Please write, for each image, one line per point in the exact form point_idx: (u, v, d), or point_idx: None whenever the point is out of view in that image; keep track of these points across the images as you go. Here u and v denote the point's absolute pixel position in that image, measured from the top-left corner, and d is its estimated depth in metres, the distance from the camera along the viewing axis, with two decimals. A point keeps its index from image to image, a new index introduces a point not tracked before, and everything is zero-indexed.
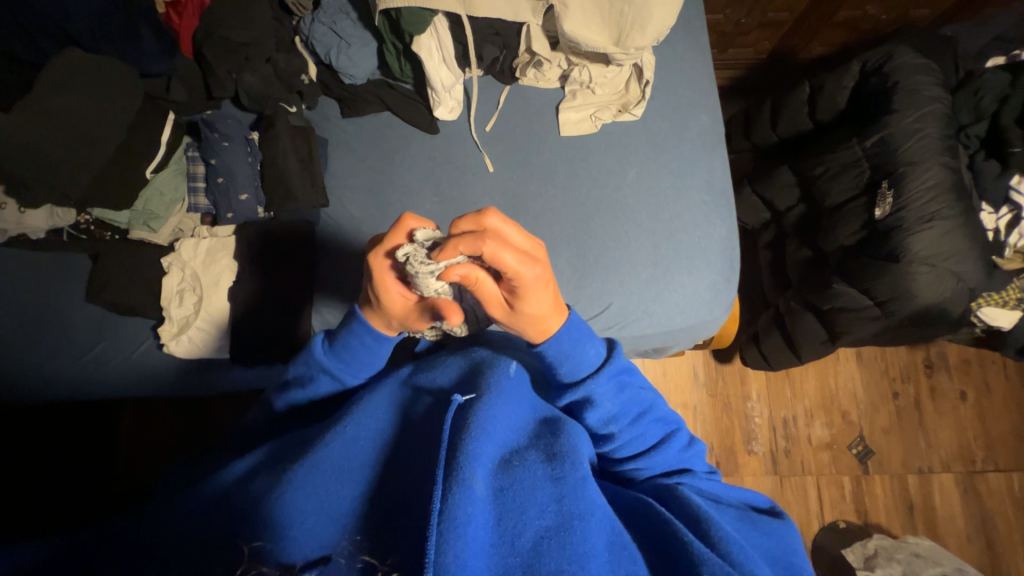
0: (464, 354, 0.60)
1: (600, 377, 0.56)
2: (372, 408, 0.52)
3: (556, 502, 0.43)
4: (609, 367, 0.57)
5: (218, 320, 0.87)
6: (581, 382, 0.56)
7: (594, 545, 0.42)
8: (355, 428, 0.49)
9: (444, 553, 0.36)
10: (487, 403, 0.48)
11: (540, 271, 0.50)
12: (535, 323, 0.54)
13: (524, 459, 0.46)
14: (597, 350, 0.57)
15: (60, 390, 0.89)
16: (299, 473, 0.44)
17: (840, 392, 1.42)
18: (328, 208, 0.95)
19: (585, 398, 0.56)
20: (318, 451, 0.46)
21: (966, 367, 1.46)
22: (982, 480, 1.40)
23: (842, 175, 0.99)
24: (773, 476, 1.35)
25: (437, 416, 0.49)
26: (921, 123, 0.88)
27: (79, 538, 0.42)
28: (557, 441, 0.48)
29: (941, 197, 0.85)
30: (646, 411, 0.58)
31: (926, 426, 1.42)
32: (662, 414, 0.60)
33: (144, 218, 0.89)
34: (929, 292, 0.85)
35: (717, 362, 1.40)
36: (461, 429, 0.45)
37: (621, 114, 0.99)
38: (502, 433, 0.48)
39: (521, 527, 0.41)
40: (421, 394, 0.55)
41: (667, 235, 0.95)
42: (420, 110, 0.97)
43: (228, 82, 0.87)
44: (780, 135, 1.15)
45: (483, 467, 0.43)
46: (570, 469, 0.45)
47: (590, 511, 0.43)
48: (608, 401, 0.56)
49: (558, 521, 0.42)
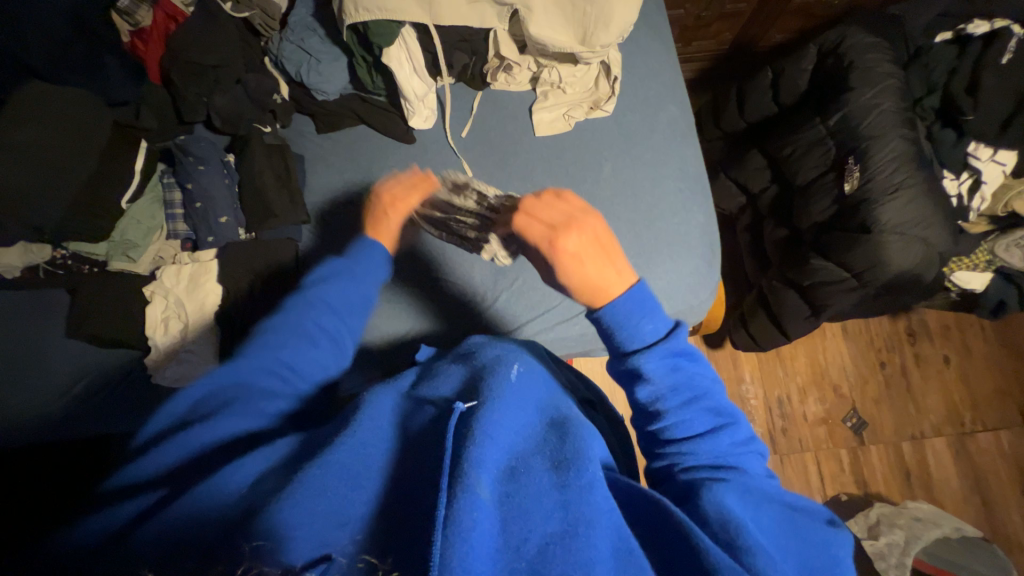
0: (465, 362, 0.62)
1: (650, 355, 0.52)
2: (370, 415, 0.51)
3: (562, 509, 0.43)
4: (662, 347, 0.53)
5: (204, 347, 0.86)
6: (630, 356, 0.53)
7: (600, 551, 0.41)
8: (362, 433, 0.48)
9: (451, 556, 0.36)
10: (488, 410, 0.48)
11: (576, 241, 0.53)
12: (579, 293, 0.54)
13: (528, 467, 0.46)
14: (654, 328, 0.53)
15: (39, 433, 0.85)
16: (306, 474, 0.43)
17: (830, 367, 1.45)
18: (310, 226, 0.95)
19: (634, 371, 0.53)
20: (329, 452, 0.45)
21: (947, 332, 1.50)
22: (972, 441, 1.44)
23: (810, 154, 1.02)
24: (773, 456, 1.38)
25: (435, 426, 0.49)
26: (879, 99, 0.92)
27: (72, 562, 0.41)
28: (562, 445, 0.48)
29: (903, 168, 0.88)
30: (699, 397, 0.53)
31: (914, 392, 1.46)
32: (718, 404, 0.53)
33: (123, 248, 0.87)
34: (901, 259, 0.88)
35: (708, 348, 1.42)
36: (464, 437, 0.45)
37: (593, 111, 1.01)
38: (507, 439, 0.47)
39: (527, 533, 0.41)
40: (425, 403, 0.54)
41: (647, 225, 0.97)
42: (394, 120, 0.98)
43: (199, 105, 0.88)
44: (748, 121, 1.18)
45: (490, 476, 0.43)
46: (574, 475, 0.45)
47: (595, 516, 0.43)
48: (658, 379, 0.52)
49: (562, 527, 0.41)
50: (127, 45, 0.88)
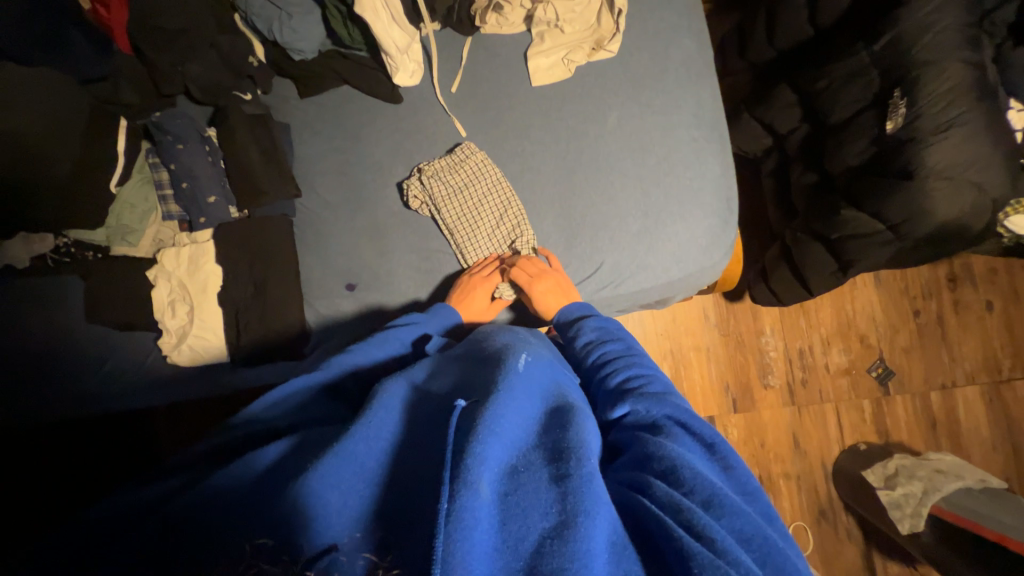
0: (472, 356, 0.57)
1: (594, 322, 0.73)
2: (376, 399, 0.48)
3: (560, 502, 0.38)
4: (606, 323, 0.73)
5: (212, 327, 0.87)
6: (581, 322, 0.74)
7: (597, 544, 0.35)
8: (369, 424, 0.44)
9: (452, 552, 0.32)
10: (495, 401, 0.44)
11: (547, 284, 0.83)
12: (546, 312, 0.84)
13: (530, 463, 0.41)
14: (600, 316, 0.75)
15: (63, 410, 0.88)
16: (323, 464, 0.39)
17: (858, 316, 1.38)
18: (302, 197, 0.92)
19: (586, 337, 0.71)
20: (343, 441, 0.42)
21: (993, 276, 1.39)
22: (1008, 389, 1.37)
23: (848, 87, 0.89)
24: (791, 407, 1.35)
25: (433, 420, 0.45)
26: (937, 15, 0.77)
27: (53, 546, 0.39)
28: (564, 436, 0.44)
29: (959, 100, 0.76)
30: (646, 368, 0.62)
31: (949, 340, 1.38)
32: (664, 382, 0.60)
33: (121, 233, 0.87)
34: (947, 208, 0.79)
35: (728, 301, 1.36)
36: (466, 432, 0.41)
37: (596, 52, 0.90)
38: (512, 434, 0.43)
39: (524, 531, 0.36)
40: (431, 393, 0.50)
41: (657, 182, 0.90)
42: (377, 77, 0.90)
43: (174, 74, 0.82)
44: (778, 49, 1.03)
45: (492, 474, 0.39)
46: (575, 465, 0.40)
47: (596, 508, 0.37)
48: (606, 343, 0.68)
49: (559, 519, 0.36)
50: (89, 13, 0.80)
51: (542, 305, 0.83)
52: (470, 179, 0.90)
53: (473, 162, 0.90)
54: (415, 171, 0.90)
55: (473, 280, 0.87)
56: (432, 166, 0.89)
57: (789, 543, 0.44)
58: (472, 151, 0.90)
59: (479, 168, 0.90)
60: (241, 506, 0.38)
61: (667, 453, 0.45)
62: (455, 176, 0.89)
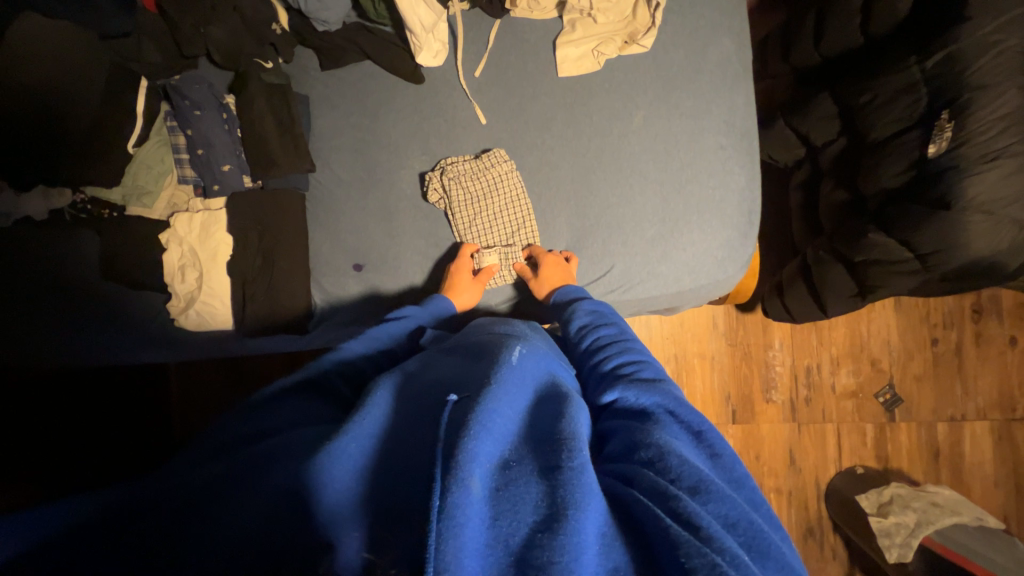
0: (467, 351, 0.55)
1: (584, 308, 0.73)
2: (369, 398, 0.46)
3: (551, 493, 0.36)
4: (597, 310, 0.72)
5: (222, 295, 0.88)
6: (574, 308, 0.73)
7: (587, 537, 0.34)
8: (364, 423, 0.43)
9: (444, 550, 0.30)
10: (487, 396, 0.42)
11: (553, 257, 0.85)
12: (545, 283, 0.84)
13: (523, 455, 0.39)
14: (593, 302, 0.75)
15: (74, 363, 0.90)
16: (317, 464, 0.38)
17: (872, 339, 1.34)
18: (316, 172, 0.91)
19: (578, 324, 0.70)
20: (336, 441, 0.40)
21: (1021, 312, 1.34)
22: (1020, 428, 1.34)
23: (894, 103, 0.84)
24: (791, 424, 1.33)
25: (426, 415, 0.43)
26: (1002, 34, 0.71)
27: (42, 508, 0.39)
28: (557, 427, 0.42)
29: (1013, 129, 0.71)
30: (636, 355, 0.61)
31: (965, 373, 1.34)
32: (653, 368, 0.59)
33: (136, 194, 0.86)
34: (983, 242, 0.75)
35: (738, 311, 1.33)
36: (460, 427, 0.38)
37: (628, 46, 0.87)
38: (505, 426, 0.41)
39: (515, 526, 0.34)
40: (424, 387, 0.49)
41: (677, 188, 0.87)
42: (401, 55, 0.87)
43: (196, 37, 0.81)
44: (823, 55, 0.98)
45: (483, 470, 0.36)
46: (567, 457, 0.38)
47: (588, 499, 0.36)
48: (597, 330, 0.67)
49: (549, 511, 0.34)
50: None
51: (541, 281, 0.84)
52: (489, 188, 0.88)
53: (497, 172, 0.88)
54: (438, 167, 0.89)
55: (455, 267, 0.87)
56: (454, 167, 0.87)
57: (774, 529, 0.42)
58: (499, 158, 0.88)
59: (500, 176, 0.88)
60: (233, 490, 0.38)
61: (654, 441, 0.43)
62: (474, 182, 0.87)
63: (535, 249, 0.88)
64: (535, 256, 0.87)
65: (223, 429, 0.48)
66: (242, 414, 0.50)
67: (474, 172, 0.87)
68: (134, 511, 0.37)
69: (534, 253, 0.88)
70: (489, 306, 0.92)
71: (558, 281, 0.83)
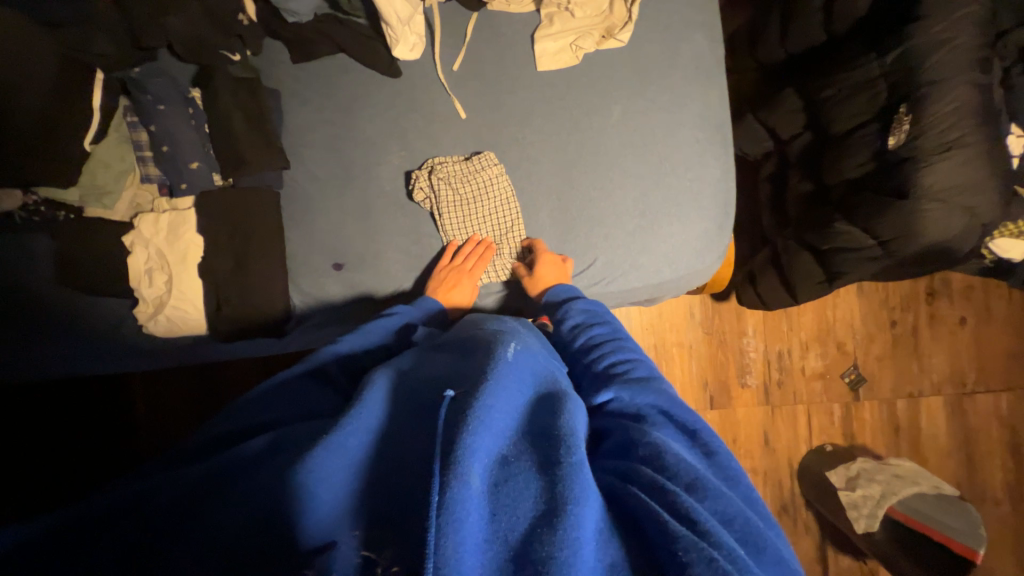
0: (460, 347, 0.55)
1: (578, 307, 0.73)
2: (366, 388, 0.46)
3: (550, 489, 0.36)
4: (592, 309, 0.73)
5: (193, 298, 0.84)
6: (568, 305, 0.74)
7: (587, 532, 0.34)
8: (359, 418, 0.42)
9: (443, 546, 0.30)
10: (484, 392, 0.41)
11: (549, 255, 0.86)
12: (540, 281, 0.84)
13: (520, 451, 0.39)
14: (587, 301, 0.75)
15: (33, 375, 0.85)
16: (312, 459, 0.37)
17: (838, 323, 1.41)
18: (290, 169, 0.89)
19: (573, 323, 0.71)
20: (333, 434, 0.40)
21: (969, 293, 1.44)
22: (970, 401, 1.44)
23: (856, 97, 0.88)
24: (765, 406, 1.39)
25: (421, 409, 0.43)
26: (952, 32, 0.76)
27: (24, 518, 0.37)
28: (555, 422, 0.42)
29: (963, 121, 0.76)
30: (632, 355, 0.62)
31: (921, 352, 1.43)
32: (648, 368, 0.60)
33: (95, 193, 0.81)
34: (937, 230, 0.80)
35: (713, 300, 1.37)
36: (456, 423, 0.38)
37: (606, 40, 0.87)
38: (503, 422, 0.41)
39: (513, 522, 0.34)
40: (419, 380, 0.48)
41: (656, 181, 0.89)
42: (377, 49, 0.85)
43: (155, 28, 0.76)
44: (789, 51, 1.01)
45: (481, 466, 0.36)
46: (565, 452, 0.39)
47: (586, 495, 0.36)
48: (593, 329, 0.68)
49: (548, 507, 0.35)
50: None
51: (536, 279, 0.85)
52: (480, 190, 0.88)
53: (489, 174, 0.87)
54: (426, 165, 0.88)
55: (457, 270, 0.87)
56: (444, 167, 0.87)
57: (770, 528, 0.44)
58: (490, 161, 0.87)
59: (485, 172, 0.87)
60: (223, 491, 0.38)
61: (652, 439, 0.45)
62: (465, 184, 0.87)
63: (529, 241, 0.89)
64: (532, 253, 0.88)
65: (205, 438, 0.46)
66: (231, 417, 0.49)
67: (462, 172, 0.87)
68: (126, 513, 0.36)
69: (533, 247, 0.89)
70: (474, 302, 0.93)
71: (552, 280, 0.84)
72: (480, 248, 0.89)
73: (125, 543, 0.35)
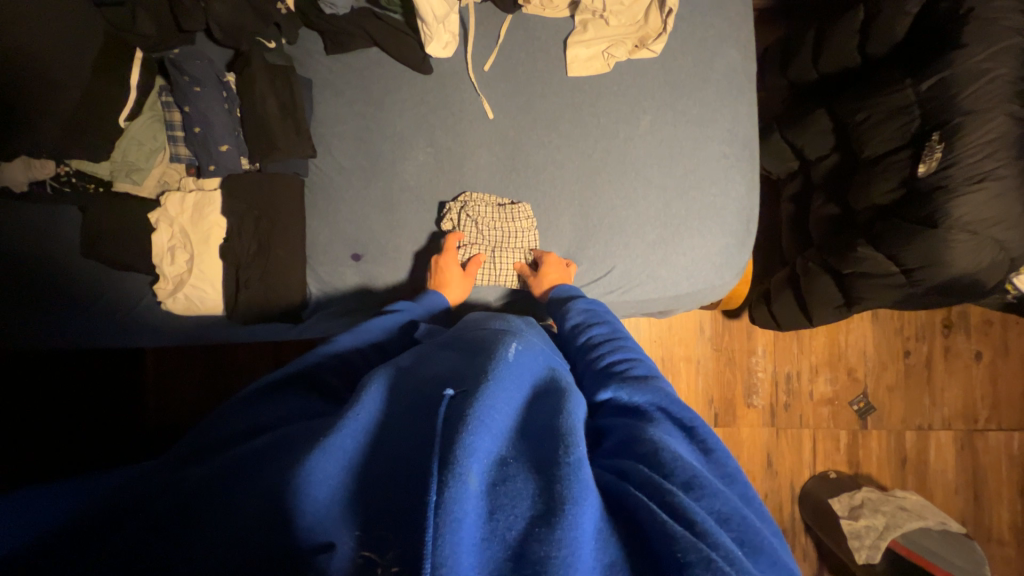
0: (462, 346, 0.54)
1: (581, 307, 0.73)
2: (362, 390, 0.44)
3: (547, 488, 0.36)
4: (594, 310, 0.73)
5: (212, 278, 0.85)
6: (571, 306, 0.74)
7: (585, 532, 0.33)
8: (357, 417, 0.40)
9: (442, 545, 0.30)
10: (483, 393, 0.41)
11: (554, 259, 0.87)
12: (544, 281, 0.85)
13: (519, 453, 0.39)
14: (587, 302, 0.75)
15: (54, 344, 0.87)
16: (312, 461, 0.36)
17: (850, 349, 1.39)
18: (317, 158, 0.90)
19: (576, 322, 0.71)
20: (331, 435, 0.38)
21: (987, 329, 1.41)
22: (981, 438, 1.41)
23: (888, 123, 0.88)
24: (770, 428, 1.37)
25: (420, 408, 0.43)
26: (991, 63, 0.75)
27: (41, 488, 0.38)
28: (555, 421, 0.42)
29: (997, 152, 0.75)
30: (632, 355, 0.61)
31: (934, 384, 1.40)
32: (647, 366, 0.59)
33: (126, 169, 0.83)
34: (963, 260, 0.79)
35: (724, 317, 1.36)
36: (457, 423, 0.38)
37: (638, 50, 0.88)
38: (503, 424, 0.40)
39: (512, 520, 0.34)
40: (423, 378, 0.48)
41: (679, 194, 0.89)
42: (410, 45, 0.86)
43: (197, 11, 0.78)
44: (821, 72, 1.01)
45: (481, 466, 0.36)
46: (563, 452, 0.38)
47: (583, 495, 0.35)
48: (595, 328, 0.68)
49: (546, 508, 0.34)
50: None
51: (540, 277, 0.85)
52: (509, 236, 0.89)
53: (519, 225, 0.89)
54: (460, 199, 0.88)
55: (441, 263, 0.86)
56: (474, 207, 0.87)
57: (767, 525, 0.43)
58: (524, 214, 0.88)
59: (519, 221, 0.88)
60: (234, 483, 0.37)
61: (651, 437, 0.44)
62: (493, 231, 0.88)
63: (543, 253, 0.89)
64: (539, 255, 0.89)
65: (220, 421, 0.46)
66: (244, 402, 0.48)
67: (505, 216, 0.88)
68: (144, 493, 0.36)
69: (540, 252, 0.89)
70: (488, 302, 0.92)
71: (556, 280, 0.85)
72: (454, 238, 0.87)
73: (135, 525, 0.34)
